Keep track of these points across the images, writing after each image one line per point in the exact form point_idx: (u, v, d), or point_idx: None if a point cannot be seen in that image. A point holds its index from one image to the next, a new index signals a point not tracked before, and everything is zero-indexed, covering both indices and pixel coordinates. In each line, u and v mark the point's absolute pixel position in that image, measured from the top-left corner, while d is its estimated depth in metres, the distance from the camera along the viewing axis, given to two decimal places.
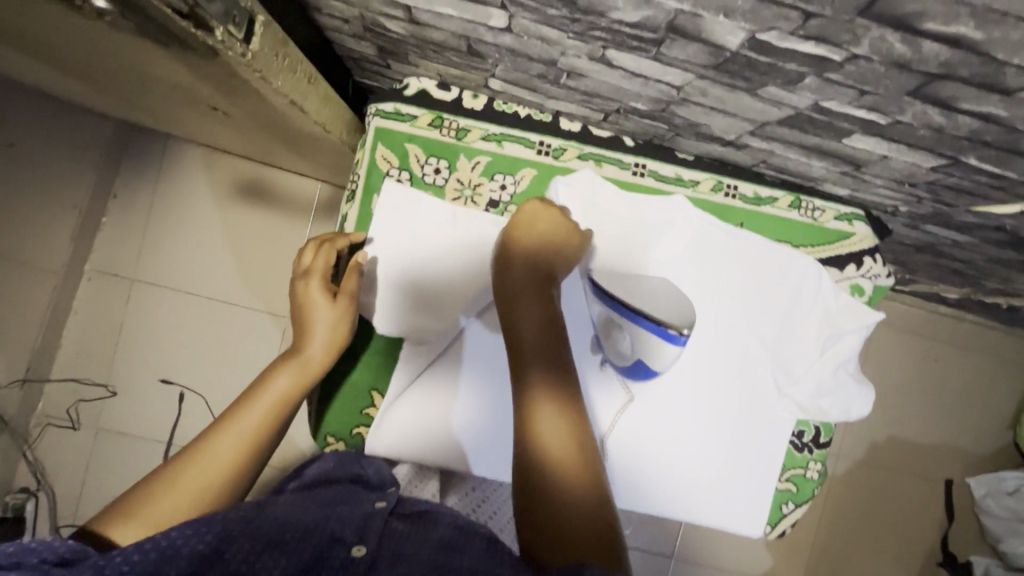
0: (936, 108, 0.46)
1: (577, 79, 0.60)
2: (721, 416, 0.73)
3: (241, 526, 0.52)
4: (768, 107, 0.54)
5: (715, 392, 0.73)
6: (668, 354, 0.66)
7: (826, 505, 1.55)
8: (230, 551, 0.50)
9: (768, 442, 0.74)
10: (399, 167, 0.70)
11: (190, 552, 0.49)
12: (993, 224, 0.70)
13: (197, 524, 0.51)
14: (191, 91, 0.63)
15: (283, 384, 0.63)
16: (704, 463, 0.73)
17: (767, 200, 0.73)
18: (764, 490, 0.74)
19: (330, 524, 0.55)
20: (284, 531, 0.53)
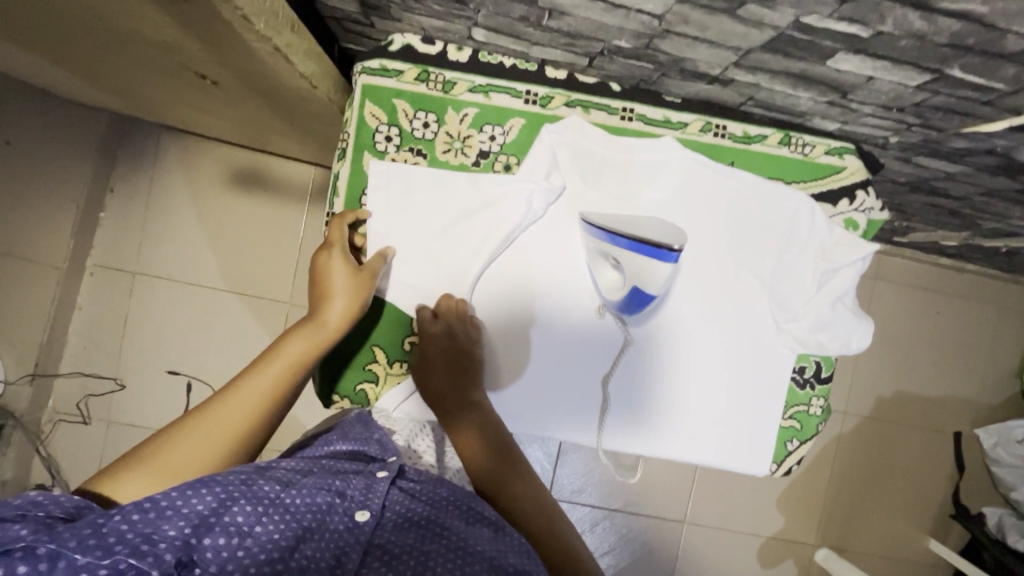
0: (916, 10, 0.46)
1: (559, 19, 0.60)
2: (722, 355, 0.74)
3: (243, 489, 0.52)
4: (750, 30, 0.54)
5: (715, 333, 0.74)
6: (661, 273, 0.66)
7: (835, 463, 1.55)
8: (230, 516, 0.49)
9: (770, 379, 0.75)
10: (388, 123, 0.70)
11: (190, 512, 0.48)
12: (984, 148, 0.70)
13: (197, 485, 0.50)
14: (179, 55, 0.64)
15: (297, 349, 0.64)
16: (705, 403, 0.74)
17: (756, 137, 0.73)
18: (765, 427, 0.75)
19: (330, 496, 0.56)
20: (283, 497, 0.53)
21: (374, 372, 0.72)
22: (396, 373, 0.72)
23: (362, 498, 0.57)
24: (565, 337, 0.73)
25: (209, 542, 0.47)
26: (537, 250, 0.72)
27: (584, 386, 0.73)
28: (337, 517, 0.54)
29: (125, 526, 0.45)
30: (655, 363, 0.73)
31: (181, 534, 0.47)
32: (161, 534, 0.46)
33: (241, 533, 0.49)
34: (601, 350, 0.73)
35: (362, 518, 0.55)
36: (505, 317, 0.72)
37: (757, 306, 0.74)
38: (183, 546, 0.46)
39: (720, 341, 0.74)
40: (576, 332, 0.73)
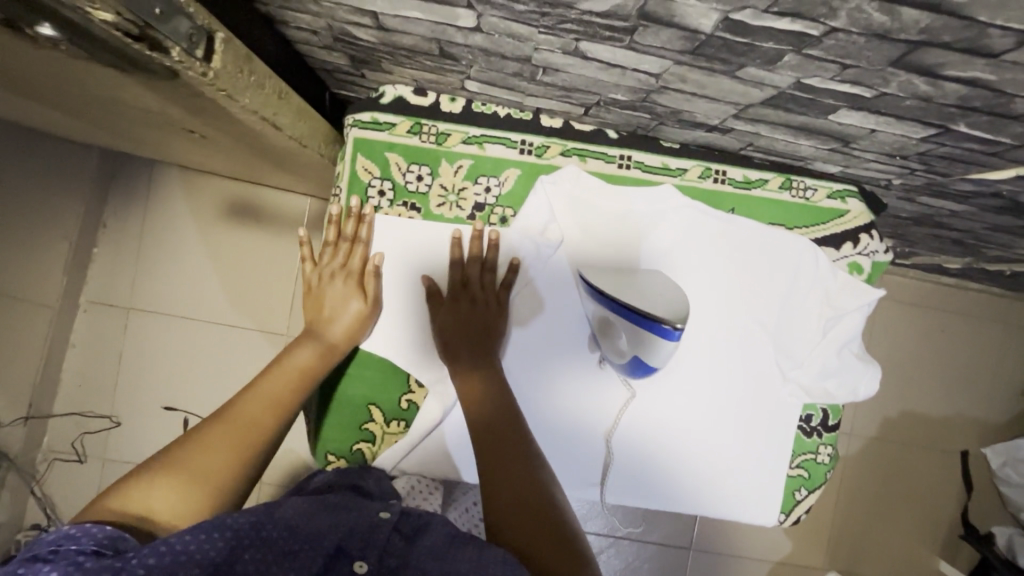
0: (922, 76, 0.44)
1: (553, 75, 0.58)
2: (729, 402, 0.72)
3: (253, 536, 0.49)
4: (749, 89, 0.53)
5: (720, 381, 0.72)
6: (664, 350, 0.64)
7: (842, 486, 1.53)
8: (241, 564, 0.47)
9: (778, 427, 0.73)
10: (380, 177, 0.68)
11: (201, 559, 0.45)
12: (990, 191, 0.68)
13: (208, 527, 0.47)
14: (164, 115, 0.62)
15: (303, 359, 0.64)
16: (711, 453, 0.72)
17: (757, 182, 0.72)
18: (773, 476, 0.73)
19: (336, 540, 0.52)
20: (291, 545, 0.51)
21: (371, 431, 0.70)
22: (393, 432, 0.70)
23: (368, 543, 0.53)
24: (566, 392, 0.71)
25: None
26: (537, 299, 0.70)
27: (585, 440, 0.71)
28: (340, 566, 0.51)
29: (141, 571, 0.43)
30: (660, 412, 0.72)
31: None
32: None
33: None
34: (604, 403, 0.71)
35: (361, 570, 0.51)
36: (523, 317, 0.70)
37: (763, 353, 0.72)
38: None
39: (725, 389, 0.72)
40: (578, 386, 0.71)
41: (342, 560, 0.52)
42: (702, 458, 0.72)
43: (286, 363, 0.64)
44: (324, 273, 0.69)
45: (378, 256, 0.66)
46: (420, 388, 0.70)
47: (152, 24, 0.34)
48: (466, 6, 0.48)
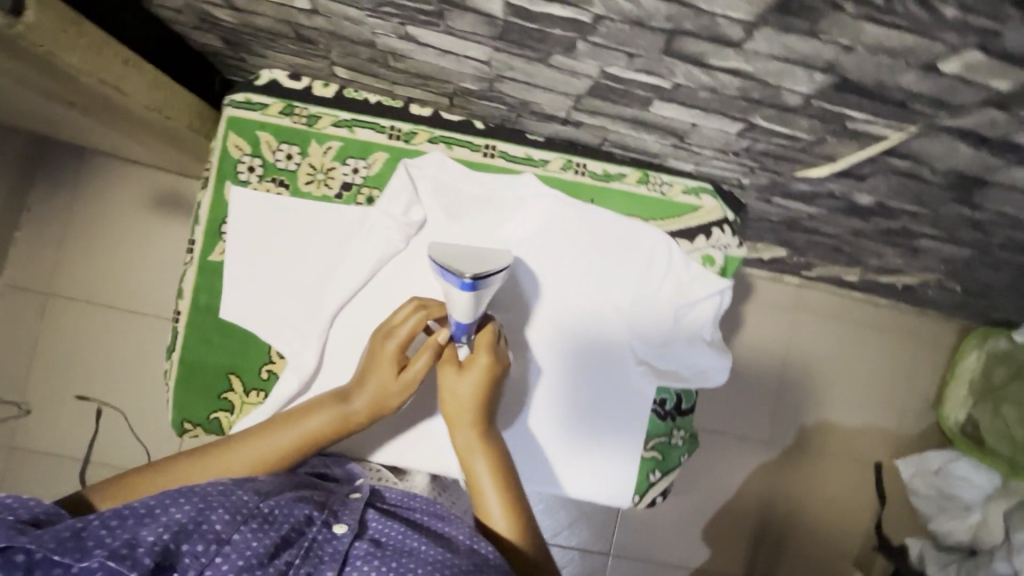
0: (695, 66, 0.49)
1: (403, 61, 0.63)
2: (572, 378, 0.75)
3: (222, 500, 0.53)
4: (569, 78, 0.57)
5: (563, 358, 0.75)
6: (457, 302, 0.64)
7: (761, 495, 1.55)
8: (209, 523, 0.51)
9: (619, 407, 0.76)
10: (250, 154, 0.71)
11: (169, 520, 0.50)
12: (824, 191, 0.74)
13: (180, 495, 0.53)
14: (34, 84, 0.65)
15: (317, 423, 0.65)
16: (550, 427, 0.75)
17: (615, 175, 0.76)
18: (608, 456, 0.76)
19: (309, 510, 0.57)
20: (262, 508, 0.54)
21: (230, 401, 0.72)
22: (252, 403, 0.72)
23: (337, 514, 0.58)
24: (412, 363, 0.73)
25: (188, 547, 0.49)
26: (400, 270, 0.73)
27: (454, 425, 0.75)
28: (315, 529, 0.55)
29: (104, 530, 0.48)
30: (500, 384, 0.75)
31: (160, 539, 0.49)
32: (140, 539, 0.48)
33: (218, 540, 0.51)
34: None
35: (340, 530, 0.56)
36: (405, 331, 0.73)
37: (610, 336, 0.76)
38: (162, 550, 0.48)
39: (567, 368, 0.75)
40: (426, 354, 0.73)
41: (315, 525, 0.56)
42: (538, 432, 0.75)
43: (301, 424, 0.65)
44: (379, 343, 0.68)
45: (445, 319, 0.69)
46: (282, 359, 0.72)
47: None
48: None
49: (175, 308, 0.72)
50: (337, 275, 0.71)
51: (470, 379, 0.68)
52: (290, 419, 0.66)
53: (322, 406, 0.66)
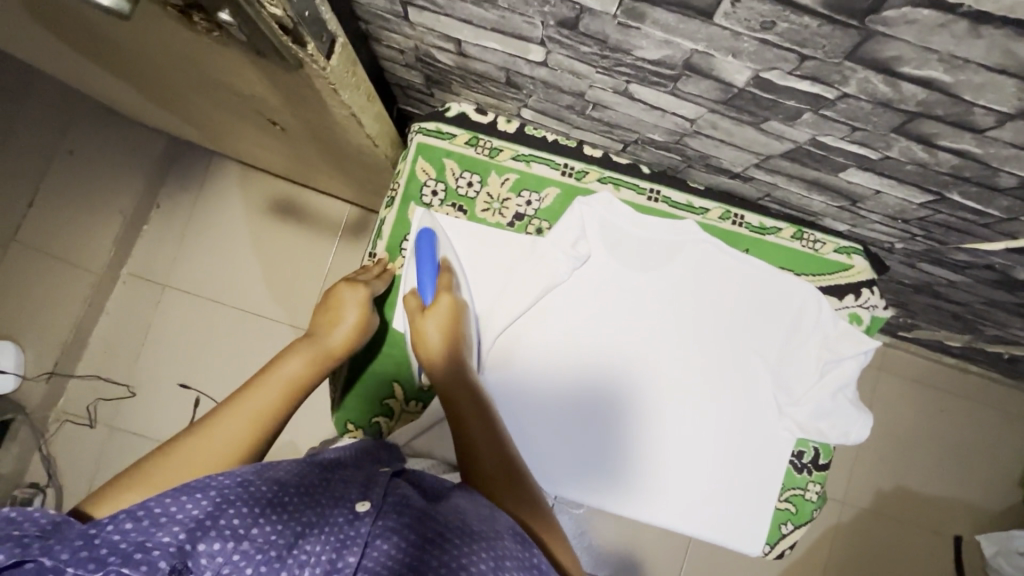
0: (919, 144, 0.52)
1: (601, 111, 0.67)
2: (690, 417, 0.77)
3: (240, 493, 0.46)
4: (771, 140, 0.61)
5: (617, 377, 0.76)
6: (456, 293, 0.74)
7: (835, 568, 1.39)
8: (225, 518, 0.44)
9: (714, 443, 0.77)
10: (435, 179, 0.77)
11: (185, 517, 0.43)
12: (983, 262, 0.75)
13: (188, 489, 0.46)
14: (258, 105, 0.71)
15: (296, 366, 0.65)
16: (611, 446, 0.76)
17: (771, 230, 0.79)
18: (686, 484, 0.76)
19: (325, 494, 0.49)
20: (280, 497, 0.47)
21: (391, 407, 0.76)
22: (410, 411, 0.76)
23: (358, 494, 0.50)
24: (517, 380, 0.75)
25: (204, 547, 0.42)
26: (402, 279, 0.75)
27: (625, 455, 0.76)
28: (337, 511, 0.47)
29: (117, 536, 0.41)
30: (557, 397, 0.76)
31: (175, 539, 0.41)
32: (155, 542, 0.41)
33: (237, 536, 0.43)
34: (517, 388, 0.75)
35: (363, 509, 0.47)
36: (591, 355, 0.77)
37: (711, 374, 0.78)
38: (178, 553, 0.41)
39: (644, 392, 0.77)
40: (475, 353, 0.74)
41: (337, 507, 0.48)
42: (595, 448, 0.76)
43: (278, 373, 0.64)
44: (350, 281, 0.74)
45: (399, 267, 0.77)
46: None
47: (301, 24, 0.43)
48: (539, 43, 0.57)
49: None
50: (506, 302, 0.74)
51: (434, 320, 0.69)
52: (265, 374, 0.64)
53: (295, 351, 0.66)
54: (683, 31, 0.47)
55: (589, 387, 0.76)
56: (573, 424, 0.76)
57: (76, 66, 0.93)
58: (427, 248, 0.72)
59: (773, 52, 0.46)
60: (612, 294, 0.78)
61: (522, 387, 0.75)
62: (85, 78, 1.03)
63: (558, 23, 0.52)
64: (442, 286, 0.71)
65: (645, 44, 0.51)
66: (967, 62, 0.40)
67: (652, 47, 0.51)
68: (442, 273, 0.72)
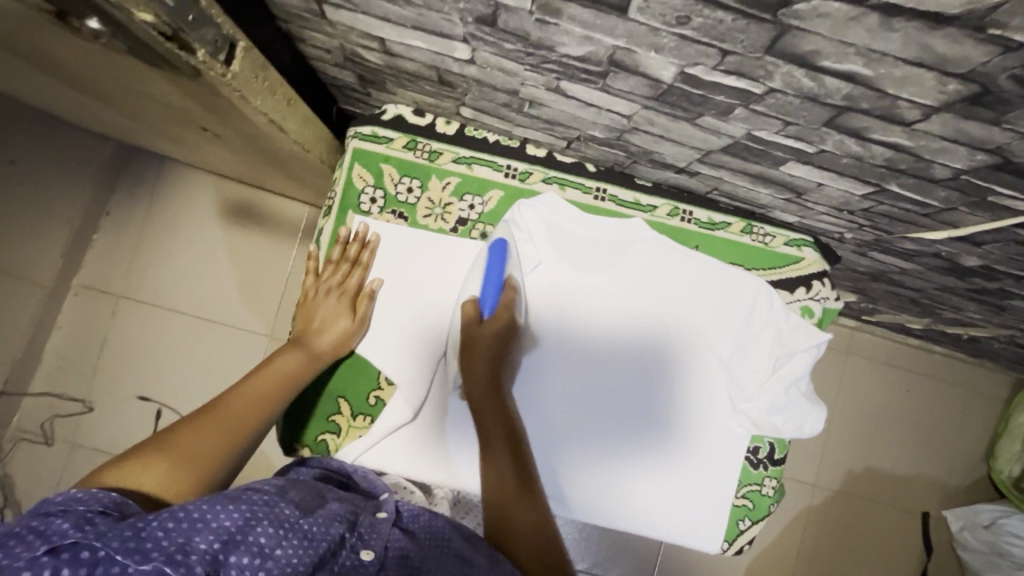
0: (852, 137, 0.51)
1: (538, 108, 0.65)
2: (657, 413, 0.76)
3: (268, 510, 0.50)
4: (709, 136, 0.59)
5: (630, 375, 0.76)
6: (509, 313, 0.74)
7: (807, 549, 1.41)
8: (254, 536, 0.47)
9: (671, 445, 0.76)
10: (374, 185, 0.75)
11: (219, 527, 0.46)
12: (930, 250, 0.75)
13: (223, 499, 0.48)
14: (182, 110, 0.68)
15: (289, 366, 0.68)
16: (611, 449, 0.75)
17: (720, 224, 0.78)
18: (693, 466, 0.76)
19: (343, 528, 0.53)
20: (302, 523, 0.51)
21: (337, 424, 0.73)
22: (358, 427, 0.73)
23: (367, 536, 0.55)
24: (544, 363, 0.76)
25: (235, 560, 0.45)
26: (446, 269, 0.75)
27: (642, 435, 0.76)
28: (346, 552, 0.52)
29: (162, 534, 0.44)
30: (552, 401, 0.75)
31: (211, 548, 0.45)
32: (193, 546, 0.44)
33: (263, 554, 0.47)
34: (541, 372, 0.75)
35: (367, 556, 0.53)
36: (622, 336, 0.76)
37: (665, 376, 0.77)
38: (212, 561, 0.45)
39: (672, 361, 0.77)
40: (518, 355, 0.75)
41: (347, 548, 0.52)
42: (593, 452, 0.75)
43: (272, 368, 0.67)
44: (320, 287, 0.74)
45: (377, 281, 0.74)
46: (389, 385, 0.74)
47: (185, 29, 0.40)
48: (463, 40, 0.54)
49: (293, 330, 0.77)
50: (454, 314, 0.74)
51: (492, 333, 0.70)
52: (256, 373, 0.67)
53: (286, 352, 0.69)
54: (601, 27, 0.45)
55: (623, 362, 0.76)
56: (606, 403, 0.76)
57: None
58: (495, 260, 0.71)
59: (694, 48, 0.44)
60: (577, 295, 0.76)
61: (533, 382, 0.75)
62: (13, 85, 0.98)
63: (477, 19, 0.49)
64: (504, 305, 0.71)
65: (568, 41, 0.48)
66: (885, 56, 0.38)
67: (575, 44, 0.49)
68: (505, 292, 0.71)
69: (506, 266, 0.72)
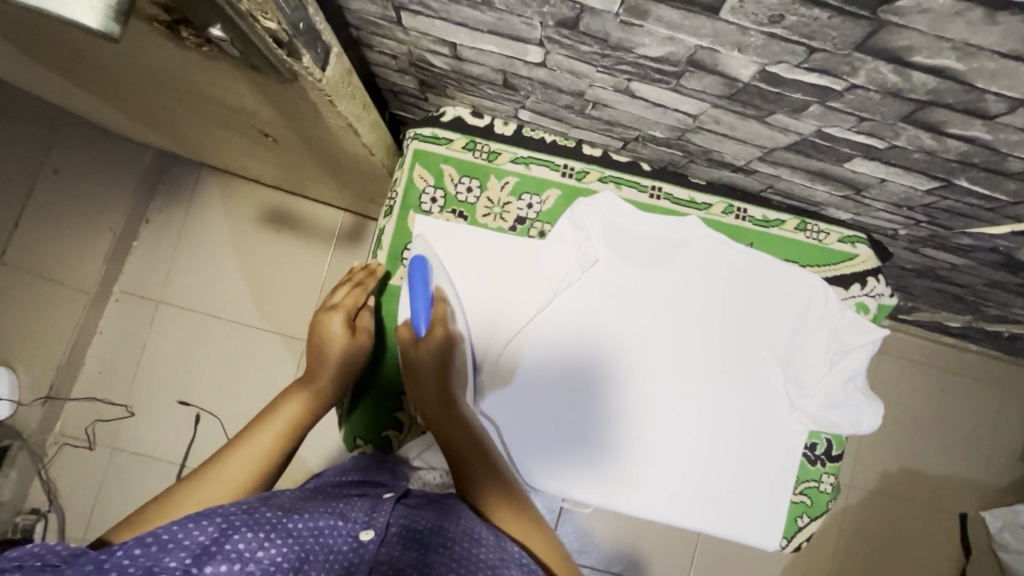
0: (928, 132, 0.51)
1: (601, 110, 0.66)
2: (690, 415, 0.76)
3: (247, 517, 0.48)
4: (776, 133, 0.60)
5: (650, 378, 0.76)
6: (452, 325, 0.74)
7: (841, 548, 1.40)
8: (231, 543, 0.45)
9: (702, 442, 0.76)
10: (434, 185, 0.76)
11: (191, 543, 0.44)
12: (988, 245, 0.75)
13: (198, 515, 0.47)
14: (249, 117, 0.69)
15: (293, 412, 0.66)
16: (591, 454, 0.75)
17: (774, 222, 0.79)
18: (737, 465, 0.76)
19: (336, 517, 0.51)
20: (286, 521, 0.48)
21: (401, 421, 0.75)
22: (420, 423, 0.75)
23: (366, 518, 0.52)
24: (579, 366, 0.76)
25: (210, 570, 0.43)
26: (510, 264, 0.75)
27: (683, 433, 0.76)
28: (342, 538, 0.49)
29: (127, 561, 0.42)
30: (535, 412, 0.75)
31: (180, 564, 0.43)
32: (163, 566, 0.43)
33: (242, 560, 0.44)
34: (570, 374, 0.76)
35: (367, 536, 0.50)
36: (656, 338, 0.77)
37: (691, 375, 0.77)
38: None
39: (712, 360, 0.77)
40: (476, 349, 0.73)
41: (342, 532, 0.50)
42: (614, 460, 0.75)
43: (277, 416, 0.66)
44: (326, 308, 0.74)
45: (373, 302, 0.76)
46: None
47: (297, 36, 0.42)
48: (538, 44, 0.55)
49: None
50: (523, 308, 0.75)
51: (429, 349, 0.70)
52: (261, 421, 0.65)
53: (292, 396, 0.68)
54: (688, 27, 0.46)
55: (643, 368, 0.76)
56: (627, 404, 0.76)
57: (56, 85, 0.91)
58: (418, 280, 0.70)
59: (780, 46, 0.45)
60: (627, 296, 0.77)
61: (574, 381, 0.76)
62: (65, 98, 1.01)
63: (558, 23, 0.51)
64: (438, 318, 0.71)
65: (648, 42, 0.49)
66: (981, 49, 0.39)
67: (655, 45, 0.50)
68: (436, 305, 0.72)
69: (431, 279, 0.72)
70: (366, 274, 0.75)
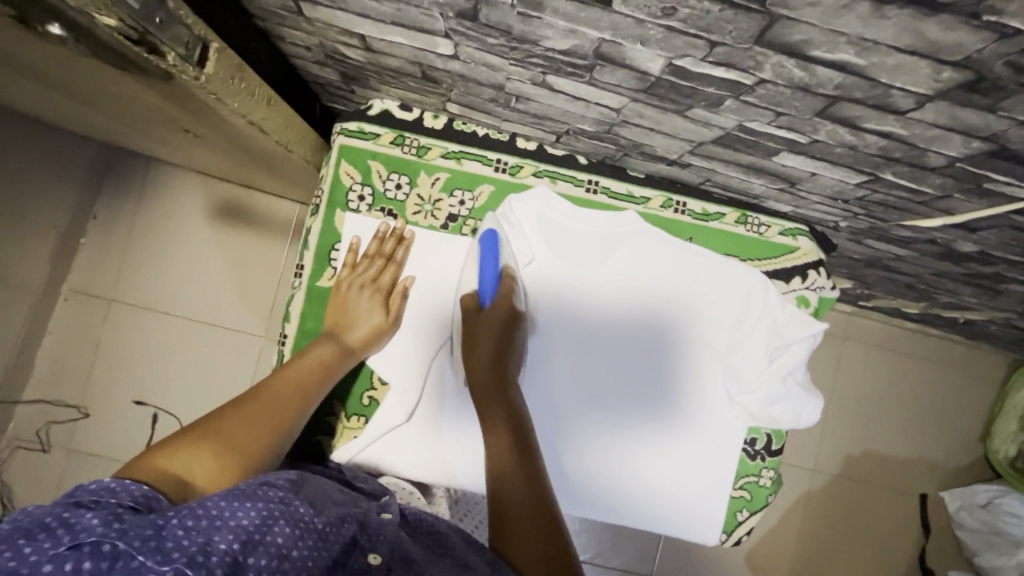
0: (845, 127, 0.50)
1: (525, 103, 0.64)
2: (669, 390, 0.76)
3: (283, 508, 0.47)
4: (700, 128, 0.58)
5: (654, 341, 0.76)
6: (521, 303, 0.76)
7: (803, 532, 1.42)
8: (272, 536, 0.45)
9: (686, 413, 0.76)
10: (361, 183, 0.74)
11: (238, 526, 0.43)
12: (926, 237, 0.74)
13: (240, 496, 0.45)
14: (160, 113, 0.66)
15: (321, 363, 0.67)
16: (609, 406, 0.75)
17: (714, 215, 0.77)
18: (706, 437, 0.76)
19: (353, 529, 0.52)
20: (316, 523, 0.49)
21: (332, 425, 0.72)
22: (352, 427, 0.73)
23: (376, 536, 0.53)
24: (590, 327, 0.76)
25: (254, 561, 0.42)
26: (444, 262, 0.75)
27: (651, 403, 0.76)
28: (354, 554, 0.50)
29: (181, 531, 0.41)
30: (541, 368, 0.75)
31: (230, 548, 0.41)
32: (214, 545, 0.41)
33: (280, 555, 0.44)
34: (581, 334, 0.76)
35: (375, 560, 0.50)
36: (651, 306, 0.76)
37: (671, 350, 0.76)
38: (232, 562, 0.41)
39: (672, 336, 0.76)
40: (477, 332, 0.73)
41: (356, 550, 0.50)
42: (631, 419, 0.75)
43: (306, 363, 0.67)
44: (354, 280, 0.72)
45: (411, 278, 0.74)
46: (383, 385, 0.74)
47: (152, 32, 0.40)
48: (444, 35, 0.53)
49: (282, 332, 0.75)
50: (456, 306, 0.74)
51: (488, 329, 0.71)
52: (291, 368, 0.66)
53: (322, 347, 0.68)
54: (586, 20, 0.43)
55: (667, 337, 0.76)
56: (641, 369, 0.76)
57: None
58: (489, 252, 0.72)
59: (681, 39, 0.43)
60: (578, 284, 0.75)
61: (585, 339, 0.76)
62: None
63: (458, 14, 0.48)
64: (504, 295, 0.72)
65: (552, 35, 0.47)
66: (877, 44, 0.37)
67: (559, 37, 0.47)
68: (504, 281, 0.72)
69: (501, 257, 0.73)
70: (397, 244, 0.74)
